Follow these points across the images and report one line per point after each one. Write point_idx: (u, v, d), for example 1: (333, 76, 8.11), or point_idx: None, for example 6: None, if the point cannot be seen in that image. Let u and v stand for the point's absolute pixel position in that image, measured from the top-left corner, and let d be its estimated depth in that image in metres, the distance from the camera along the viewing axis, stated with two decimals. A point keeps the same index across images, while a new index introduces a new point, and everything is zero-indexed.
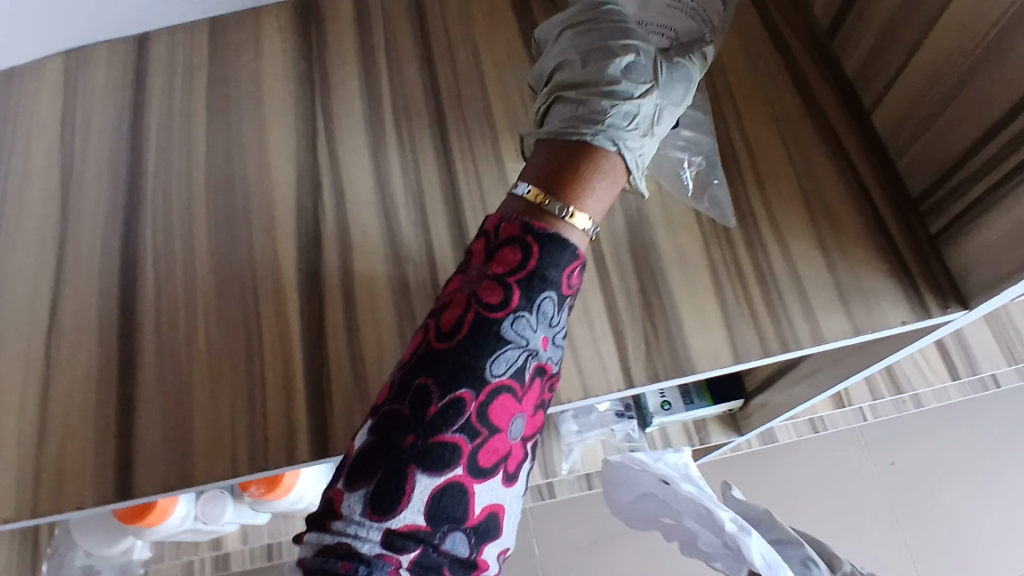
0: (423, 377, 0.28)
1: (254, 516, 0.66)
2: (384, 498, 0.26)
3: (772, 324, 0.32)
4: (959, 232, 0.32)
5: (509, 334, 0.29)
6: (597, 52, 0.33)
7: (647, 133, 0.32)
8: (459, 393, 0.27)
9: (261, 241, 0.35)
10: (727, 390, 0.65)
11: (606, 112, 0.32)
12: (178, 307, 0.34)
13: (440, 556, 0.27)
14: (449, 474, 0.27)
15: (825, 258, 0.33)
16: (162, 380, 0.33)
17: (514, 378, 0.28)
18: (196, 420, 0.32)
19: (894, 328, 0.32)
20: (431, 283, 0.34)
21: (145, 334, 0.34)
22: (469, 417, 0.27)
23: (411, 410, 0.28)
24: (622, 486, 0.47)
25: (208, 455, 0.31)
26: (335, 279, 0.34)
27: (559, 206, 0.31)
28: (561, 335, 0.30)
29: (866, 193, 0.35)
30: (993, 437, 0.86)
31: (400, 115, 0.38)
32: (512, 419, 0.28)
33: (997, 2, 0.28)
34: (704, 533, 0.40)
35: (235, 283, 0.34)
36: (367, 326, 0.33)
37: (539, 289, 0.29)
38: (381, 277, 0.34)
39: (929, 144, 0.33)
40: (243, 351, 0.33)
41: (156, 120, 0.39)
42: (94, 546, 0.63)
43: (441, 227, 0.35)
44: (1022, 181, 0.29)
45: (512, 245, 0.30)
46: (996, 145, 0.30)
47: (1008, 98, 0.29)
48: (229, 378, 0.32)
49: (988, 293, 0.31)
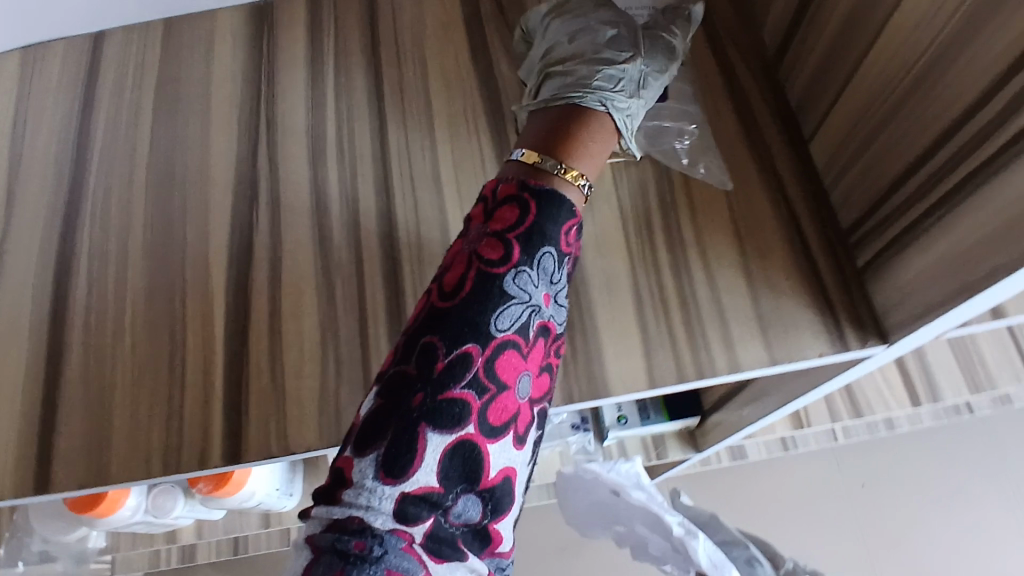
0: (426, 335, 0.28)
1: (208, 512, 0.65)
2: (395, 461, 0.25)
3: (690, 351, 0.32)
4: (881, 268, 0.32)
5: (513, 289, 0.28)
6: (582, 29, 0.35)
7: (634, 95, 0.34)
8: (466, 347, 0.27)
9: (194, 244, 0.35)
10: (683, 407, 0.66)
11: (593, 77, 0.33)
12: (106, 306, 0.35)
13: (450, 527, 0.26)
14: (460, 432, 0.26)
15: (748, 287, 0.34)
16: (83, 378, 0.33)
17: (519, 333, 0.28)
18: (114, 420, 0.32)
19: (811, 360, 0.32)
20: (357, 293, 0.34)
21: (71, 331, 0.34)
22: (476, 372, 0.27)
23: (417, 369, 0.27)
24: (574, 492, 0.45)
25: (123, 455, 0.32)
26: (263, 287, 0.34)
27: (554, 162, 0.31)
28: (562, 292, 0.30)
29: (796, 223, 0.35)
30: (960, 464, 0.86)
31: (343, 122, 0.38)
32: (519, 375, 0.28)
33: (917, 42, 0.28)
34: (655, 539, 0.40)
35: (165, 284, 0.35)
36: (291, 334, 0.33)
37: (538, 245, 0.30)
38: (308, 286, 0.34)
39: (858, 178, 0.33)
40: (166, 354, 0.33)
41: (103, 117, 0.40)
42: (48, 533, 0.64)
43: (373, 237, 0.35)
44: (931, 225, 0.28)
45: (510, 205, 0.30)
46: (911, 188, 0.30)
47: (922, 142, 0.28)
48: (151, 380, 0.33)
49: (905, 331, 0.31)
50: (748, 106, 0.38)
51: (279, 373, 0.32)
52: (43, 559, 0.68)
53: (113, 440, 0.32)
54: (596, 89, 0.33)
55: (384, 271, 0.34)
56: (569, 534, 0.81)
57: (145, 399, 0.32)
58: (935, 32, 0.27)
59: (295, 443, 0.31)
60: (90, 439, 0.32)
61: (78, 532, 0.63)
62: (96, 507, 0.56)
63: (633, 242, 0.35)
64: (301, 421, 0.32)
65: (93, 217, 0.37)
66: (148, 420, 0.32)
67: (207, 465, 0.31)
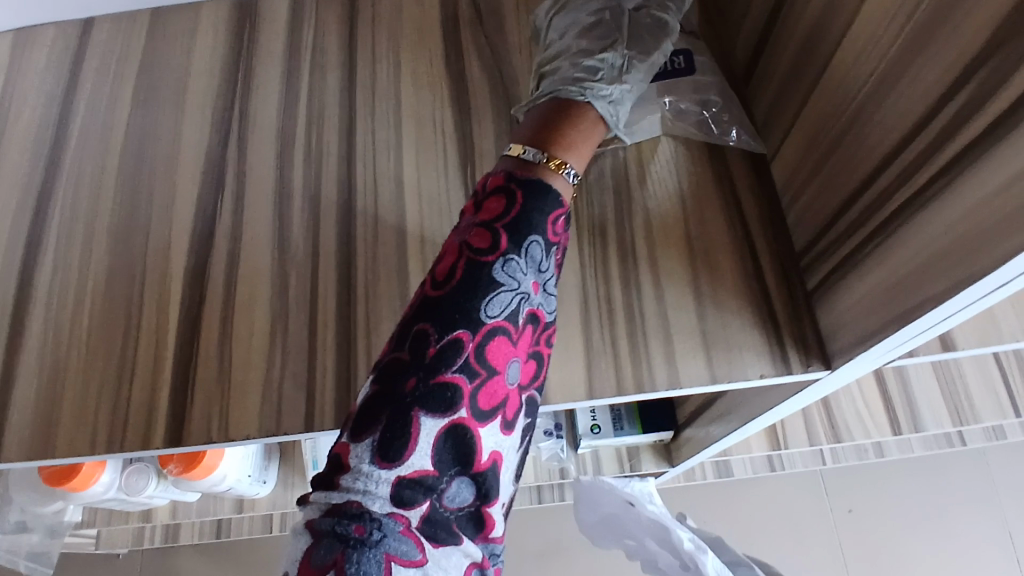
0: (419, 322, 0.27)
1: (184, 494, 0.66)
2: (390, 444, 0.25)
3: (631, 365, 0.33)
4: (828, 292, 0.32)
5: (501, 276, 0.28)
6: (568, 27, 0.37)
7: (614, 82, 0.34)
8: (457, 332, 0.27)
9: (158, 230, 0.36)
10: (658, 420, 0.66)
11: (571, 70, 0.34)
12: (68, 285, 0.36)
13: (445, 512, 0.26)
14: (453, 416, 0.26)
15: (696, 304, 0.34)
16: (40, 354, 0.34)
17: (509, 319, 0.28)
18: (64, 396, 0.33)
19: (752, 381, 0.33)
20: (310, 288, 0.35)
21: (32, 308, 0.35)
22: (468, 356, 0.27)
23: (410, 355, 0.27)
24: (587, 504, 0.47)
25: (70, 432, 0.32)
26: (219, 276, 0.35)
27: (537, 152, 0.32)
28: (549, 282, 0.30)
29: (750, 242, 0.35)
30: (946, 496, 0.85)
31: (313, 119, 0.39)
32: (510, 361, 0.28)
33: (867, 63, 0.28)
34: (664, 555, 0.41)
35: (125, 268, 0.36)
36: (241, 323, 0.34)
37: (526, 233, 0.29)
38: (263, 277, 0.35)
39: (812, 199, 0.33)
40: (120, 336, 0.34)
41: (84, 101, 0.41)
42: (25, 504, 0.65)
43: (330, 234, 0.36)
44: (873, 249, 0.28)
45: (497, 197, 0.30)
46: (858, 211, 0.30)
47: (869, 163, 0.29)
48: (103, 360, 0.34)
49: (846, 356, 0.31)
50: (713, 122, 0.38)
51: (226, 362, 0.33)
52: (19, 529, 0.70)
53: (61, 418, 0.33)
54: (575, 79, 0.34)
55: (338, 267, 0.35)
56: (545, 540, 0.81)
57: (96, 378, 0.33)
58: (884, 53, 0.27)
59: (236, 431, 0.32)
60: (39, 415, 0.33)
61: (53, 505, 0.65)
62: (69, 481, 0.58)
63: (585, 253, 0.35)
64: (243, 410, 0.32)
65: (63, 200, 0.38)
66: (97, 400, 0.33)
67: (150, 446, 0.32)
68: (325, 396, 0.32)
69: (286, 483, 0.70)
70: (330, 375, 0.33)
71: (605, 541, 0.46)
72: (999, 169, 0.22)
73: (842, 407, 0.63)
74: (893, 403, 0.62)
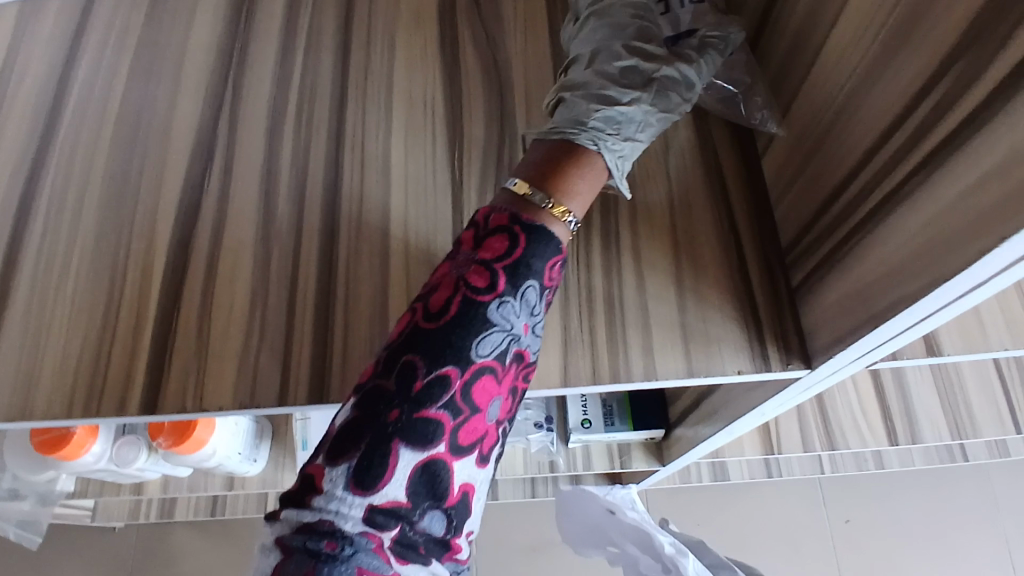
0: (409, 351, 0.26)
1: (175, 468, 0.67)
2: (365, 472, 0.24)
3: (608, 354, 0.33)
4: (810, 288, 0.32)
5: (495, 316, 0.27)
6: (601, 52, 0.33)
7: (628, 137, 0.32)
8: (446, 368, 0.26)
9: (146, 200, 0.37)
10: (649, 418, 0.65)
11: (590, 114, 0.31)
12: (56, 250, 0.36)
13: (413, 545, 0.25)
14: (432, 451, 0.25)
15: (677, 296, 0.34)
16: (23, 317, 0.35)
17: (498, 360, 0.27)
18: (44, 359, 0.34)
19: (730, 376, 0.32)
20: (292, 264, 0.35)
21: (19, 271, 0.36)
22: (453, 393, 0.26)
23: (395, 383, 0.26)
24: (569, 516, 0.45)
25: (49, 394, 0.33)
26: (203, 248, 0.35)
27: (543, 197, 0.30)
28: (540, 326, 0.29)
29: (735, 236, 0.35)
30: (943, 510, 0.84)
31: (305, 96, 0.39)
32: (494, 399, 0.27)
33: (856, 51, 0.28)
34: (645, 561, 0.40)
35: (113, 235, 0.36)
36: (221, 297, 0.34)
37: (523, 276, 0.28)
38: (246, 252, 0.35)
39: (798, 194, 0.33)
40: (103, 303, 0.34)
41: (82, 71, 0.41)
42: (19, 470, 0.66)
43: (315, 211, 0.36)
44: (855, 243, 0.28)
45: (500, 233, 0.29)
46: (842, 204, 0.29)
47: (854, 155, 0.28)
48: (85, 325, 0.34)
49: (826, 355, 0.31)
50: (705, 115, 0.38)
51: (205, 334, 0.33)
52: (13, 495, 0.71)
53: (39, 381, 0.33)
54: (590, 121, 0.31)
55: (320, 246, 0.35)
56: (535, 536, 0.81)
57: (77, 344, 0.34)
58: (872, 40, 0.27)
59: (210, 402, 0.32)
60: (18, 377, 0.33)
61: (46, 473, 0.66)
62: (61, 450, 0.59)
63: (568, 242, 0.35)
64: (218, 382, 0.33)
65: (53, 168, 0.38)
66: (75, 365, 0.33)
67: (125, 413, 0.32)
68: (300, 371, 0.33)
69: (276, 463, 0.70)
70: (306, 351, 0.33)
71: (585, 551, 0.44)
72: (976, 160, 0.21)
73: (838, 414, 0.62)
74: (890, 413, 0.62)
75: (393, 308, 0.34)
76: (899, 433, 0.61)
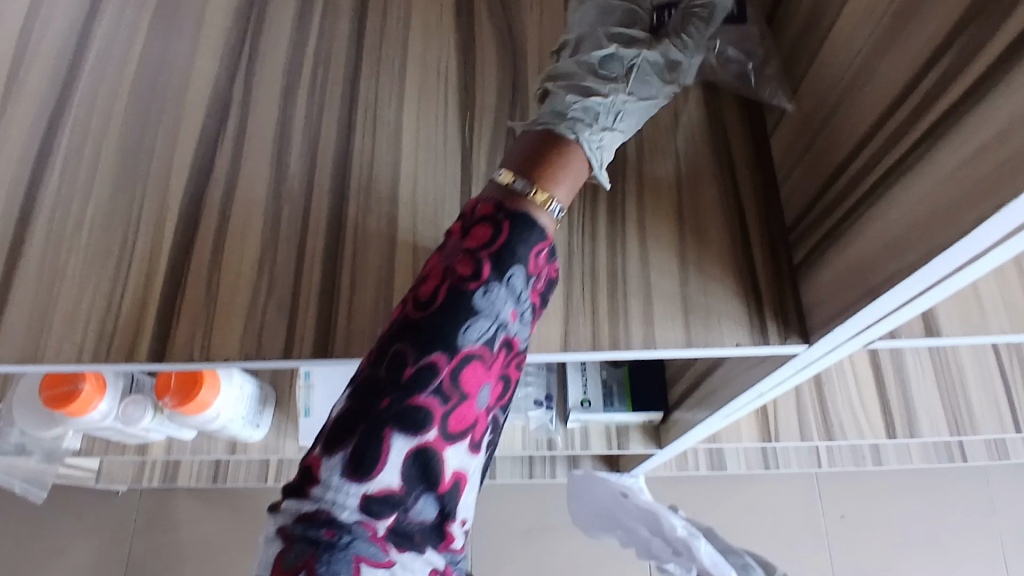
0: (400, 343, 0.28)
1: (179, 430, 0.69)
2: (361, 461, 0.26)
3: (608, 323, 0.33)
4: (811, 265, 0.32)
5: (480, 304, 0.29)
6: (585, 43, 0.34)
7: (606, 127, 0.32)
8: (433, 357, 0.28)
9: (161, 155, 0.37)
10: (648, 400, 0.66)
11: (568, 107, 0.32)
12: (71, 200, 0.37)
13: (409, 525, 0.27)
14: (423, 437, 0.27)
15: (679, 269, 0.34)
16: (38, 263, 0.35)
17: (484, 347, 0.29)
18: (57, 305, 0.34)
19: (727, 348, 0.33)
20: (301, 223, 0.35)
21: (34, 218, 0.36)
22: (441, 381, 0.28)
23: (387, 374, 0.28)
24: (584, 497, 0.47)
25: (61, 339, 0.34)
26: (216, 204, 0.36)
27: (526, 184, 0.31)
28: (528, 312, 0.30)
29: (740, 212, 0.35)
30: (938, 509, 0.85)
31: (320, 60, 0.39)
32: (482, 383, 0.29)
33: (868, 25, 0.28)
34: (654, 542, 0.41)
35: (127, 188, 0.37)
36: (230, 252, 0.35)
37: (508, 263, 0.29)
38: (258, 209, 0.36)
39: (804, 172, 0.33)
40: (116, 253, 0.35)
41: (101, 26, 0.41)
42: (26, 426, 0.67)
43: (326, 173, 0.36)
44: (858, 217, 0.28)
45: (485, 224, 0.30)
46: (846, 179, 0.29)
47: (862, 129, 0.28)
48: (98, 274, 0.35)
49: (824, 331, 0.31)
50: (716, 92, 0.38)
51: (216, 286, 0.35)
52: (19, 451, 0.72)
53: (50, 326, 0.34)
54: (568, 112, 0.32)
55: (329, 205, 0.36)
56: (530, 517, 0.82)
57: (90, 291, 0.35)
58: (885, 14, 0.27)
59: (216, 353, 0.33)
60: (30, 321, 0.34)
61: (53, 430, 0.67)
62: (67, 406, 0.59)
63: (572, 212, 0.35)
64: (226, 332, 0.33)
65: (70, 119, 0.39)
66: (85, 313, 0.34)
67: (132, 361, 0.33)
68: (306, 327, 0.33)
69: (278, 430, 0.71)
70: (312, 307, 0.34)
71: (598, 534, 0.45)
72: (979, 127, 0.22)
73: (837, 407, 0.62)
74: (890, 406, 0.62)
75: (399, 270, 0.35)
76: (897, 426, 0.61)
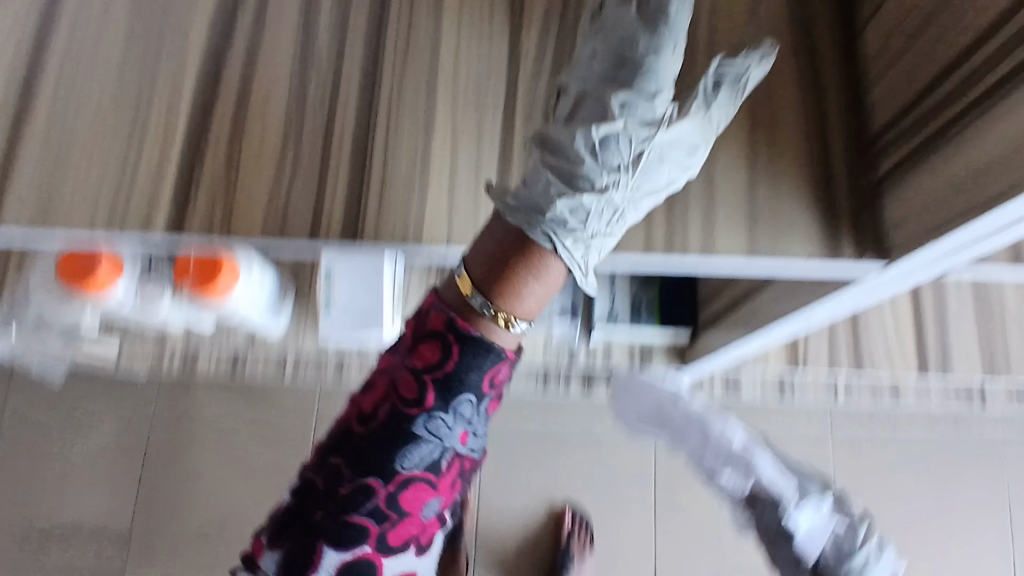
0: (338, 458, 0.34)
1: (198, 320, 0.68)
2: (300, 560, 0.34)
3: (664, 227, 0.31)
4: (896, 176, 0.29)
5: (422, 431, 0.32)
6: (587, 103, 0.28)
7: (592, 231, 0.28)
8: (369, 482, 0.33)
9: (178, 11, 0.34)
10: (676, 316, 0.64)
11: (550, 203, 0.28)
12: (78, 54, 0.33)
13: None
14: (356, 550, 0.34)
15: (746, 173, 0.31)
16: (45, 122, 0.32)
17: (424, 470, 0.33)
18: (66, 168, 0.32)
19: (795, 263, 0.30)
20: (331, 97, 0.33)
21: (38, 72, 0.33)
22: (377, 502, 0.33)
23: (325, 486, 0.34)
24: (630, 397, 0.47)
25: (70, 205, 0.31)
26: (238, 70, 0.33)
27: (483, 302, 0.30)
28: (480, 426, 0.34)
29: (818, 113, 0.31)
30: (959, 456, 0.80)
31: None
32: (425, 500, 0.34)
33: None
34: (711, 451, 0.42)
35: (141, 45, 0.33)
36: (255, 124, 0.32)
37: (456, 391, 0.32)
38: (284, 78, 0.33)
39: (899, 66, 0.29)
40: (132, 116, 0.32)
41: None
42: (42, 308, 0.67)
43: (359, 44, 0.33)
44: (966, 119, 0.24)
45: (431, 344, 0.32)
46: (953, 76, 0.25)
47: (983, 13, 0.24)
48: (112, 138, 0.32)
49: (906, 249, 0.28)
50: None
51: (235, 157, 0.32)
52: (36, 332, 0.72)
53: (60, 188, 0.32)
54: (547, 214, 0.28)
55: (361, 81, 0.33)
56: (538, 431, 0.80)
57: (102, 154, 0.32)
58: None
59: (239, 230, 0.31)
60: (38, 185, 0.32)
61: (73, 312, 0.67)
62: (86, 286, 0.59)
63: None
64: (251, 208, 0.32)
65: None
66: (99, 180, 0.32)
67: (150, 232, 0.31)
68: (335, 207, 0.31)
69: (298, 326, 0.71)
70: (343, 189, 0.32)
71: (642, 430, 0.47)
72: None
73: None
74: None
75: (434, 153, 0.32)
76: None
